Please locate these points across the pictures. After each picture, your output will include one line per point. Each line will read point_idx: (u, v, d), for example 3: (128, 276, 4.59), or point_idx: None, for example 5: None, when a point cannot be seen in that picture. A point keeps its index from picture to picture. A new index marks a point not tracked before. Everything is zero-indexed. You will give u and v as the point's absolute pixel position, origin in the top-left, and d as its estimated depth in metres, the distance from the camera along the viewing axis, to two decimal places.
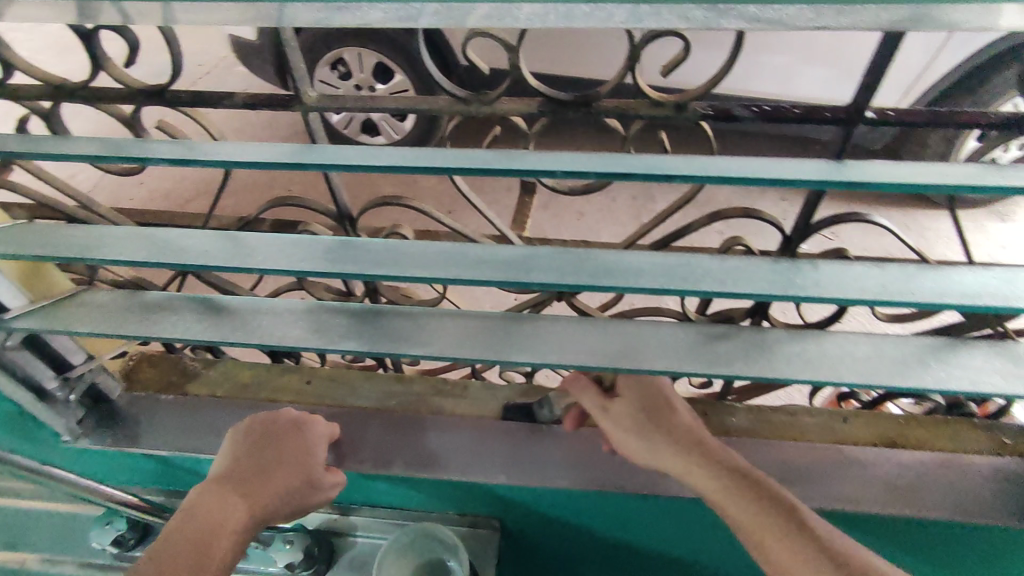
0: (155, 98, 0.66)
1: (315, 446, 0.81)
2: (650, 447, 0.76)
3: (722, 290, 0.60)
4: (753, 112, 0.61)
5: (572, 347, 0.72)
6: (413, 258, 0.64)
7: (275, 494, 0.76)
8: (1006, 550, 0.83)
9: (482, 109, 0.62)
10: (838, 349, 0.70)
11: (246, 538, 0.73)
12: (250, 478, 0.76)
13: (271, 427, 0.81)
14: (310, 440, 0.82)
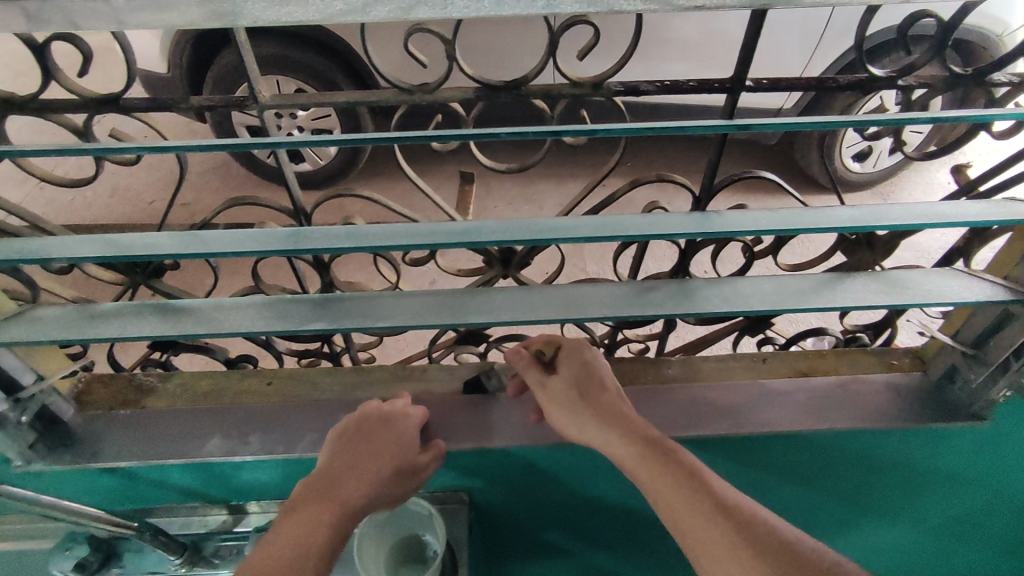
0: (109, 105, 0.68)
1: (404, 439, 0.82)
2: (583, 422, 0.79)
3: (640, 235, 0.72)
4: (659, 85, 0.71)
5: (521, 308, 0.81)
6: (372, 234, 0.73)
7: (368, 485, 0.75)
8: (904, 452, 0.97)
9: (424, 97, 0.70)
10: (749, 287, 0.82)
11: (349, 530, 0.71)
12: (344, 472, 0.76)
13: (362, 424, 0.82)
14: (400, 433, 0.82)
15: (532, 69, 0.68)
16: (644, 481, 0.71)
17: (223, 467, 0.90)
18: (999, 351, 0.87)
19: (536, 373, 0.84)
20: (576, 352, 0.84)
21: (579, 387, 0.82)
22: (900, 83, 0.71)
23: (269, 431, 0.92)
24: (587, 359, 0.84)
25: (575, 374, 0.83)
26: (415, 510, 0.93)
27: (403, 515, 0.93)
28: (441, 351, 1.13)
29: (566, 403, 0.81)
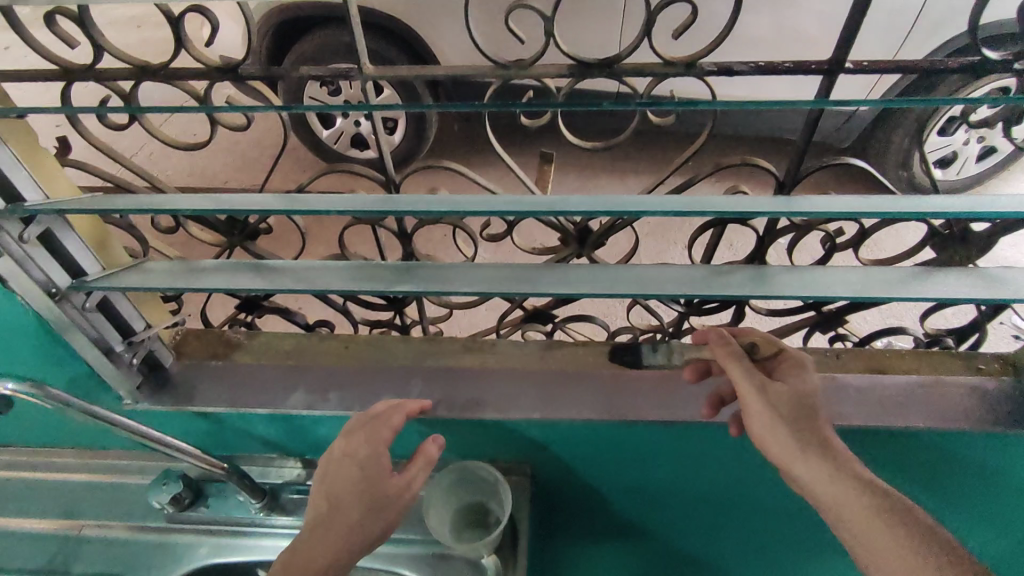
0: (230, 74, 0.75)
1: (381, 421, 0.82)
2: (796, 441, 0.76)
3: (725, 212, 0.72)
4: (754, 67, 0.71)
5: (598, 282, 0.82)
6: (461, 201, 0.75)
7: (350, 474, 0.78)
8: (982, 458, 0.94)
9: (520, 73, 0.72)
10: (832, 276, 0.81)
11: (343, 519, 0.77)
12: (332, 465, 0.80)
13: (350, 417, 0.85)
14: (378, 415, 0.83)
15: (627, 47, 0.69)
16: (851, 529, 0.70)
17: (304, 420, 0.96)
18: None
19: (743, 365, 0.81)
20: (798, 373, 0.82)
21: (799, 401, 0.79)
22: (1013, 67, 0.68)
23: (348, 390, 0.97)
24: (801, 382, 0.81)
25: (796, 388, 0.80)
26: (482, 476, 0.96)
27: (471, 478, 0.98)
28: (508, 329, 1.16)
29: (782, 413, 0.78)
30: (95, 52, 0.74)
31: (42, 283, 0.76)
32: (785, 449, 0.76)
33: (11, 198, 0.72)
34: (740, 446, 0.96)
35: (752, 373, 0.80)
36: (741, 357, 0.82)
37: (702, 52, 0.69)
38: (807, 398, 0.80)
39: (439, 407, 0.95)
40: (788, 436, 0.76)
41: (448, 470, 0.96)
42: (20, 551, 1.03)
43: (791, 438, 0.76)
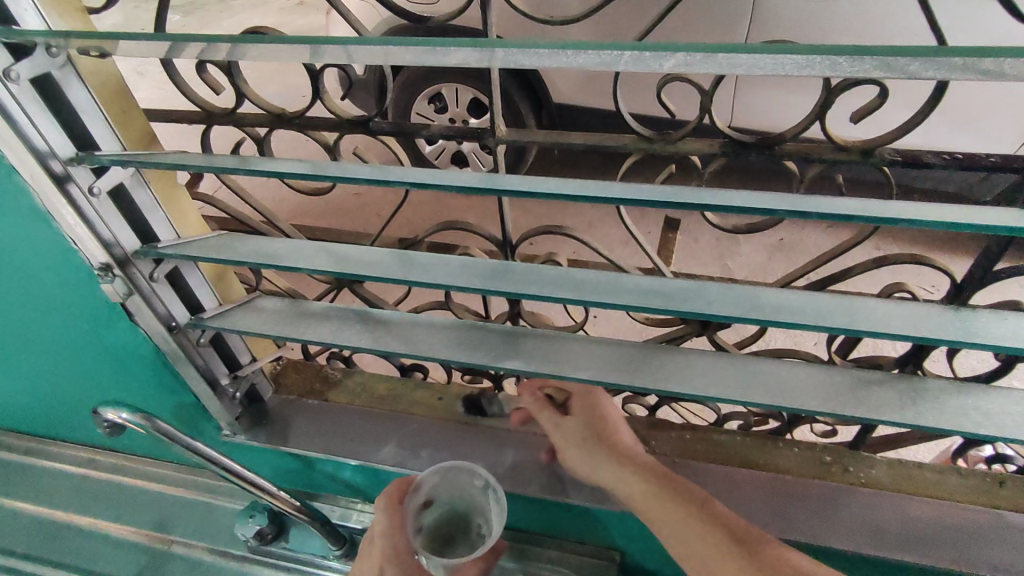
0: (360, 127, 0.74)
1: (386, 516, 0.77)
2: (597, 460, 0.81)
3: (897, 334, 0.61)
4: (943, 158, 0.61)
5: (726, 381, 0.74)
6: (584, 283, 0.70)
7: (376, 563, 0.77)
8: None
9: (665, 149, 0.66)
10: (1017, 406, 0.68)
11: None
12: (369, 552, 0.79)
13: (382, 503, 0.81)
14: (388, 506, 0.78)
15: (795, 127, 0.61)
16: None
17: (391, 475, 0.93)
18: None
19: (548, 414, 0.85)
20: (586, 397, 0.85)
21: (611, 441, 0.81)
22: None
23: (438, 449, 0.93)
24: (599, 407, 0.85)
25: (589, 418, 0.84)
26: (472, 482, 0.84)
27: (459, 481, 0.84)
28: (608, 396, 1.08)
29: (577, 444, 0.83)
30: (236, 99, 0.75)
31: (164, 319, 0.78)
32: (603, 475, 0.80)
33: (146, 238, 0.74)
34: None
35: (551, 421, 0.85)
36: (543, 410, 0.86)
37: (886, 139, 0.60)
38: (610, 424, 0.83)
39: (530, 483, 0.88)
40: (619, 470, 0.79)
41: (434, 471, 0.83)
42: (113, 558, 1.07)
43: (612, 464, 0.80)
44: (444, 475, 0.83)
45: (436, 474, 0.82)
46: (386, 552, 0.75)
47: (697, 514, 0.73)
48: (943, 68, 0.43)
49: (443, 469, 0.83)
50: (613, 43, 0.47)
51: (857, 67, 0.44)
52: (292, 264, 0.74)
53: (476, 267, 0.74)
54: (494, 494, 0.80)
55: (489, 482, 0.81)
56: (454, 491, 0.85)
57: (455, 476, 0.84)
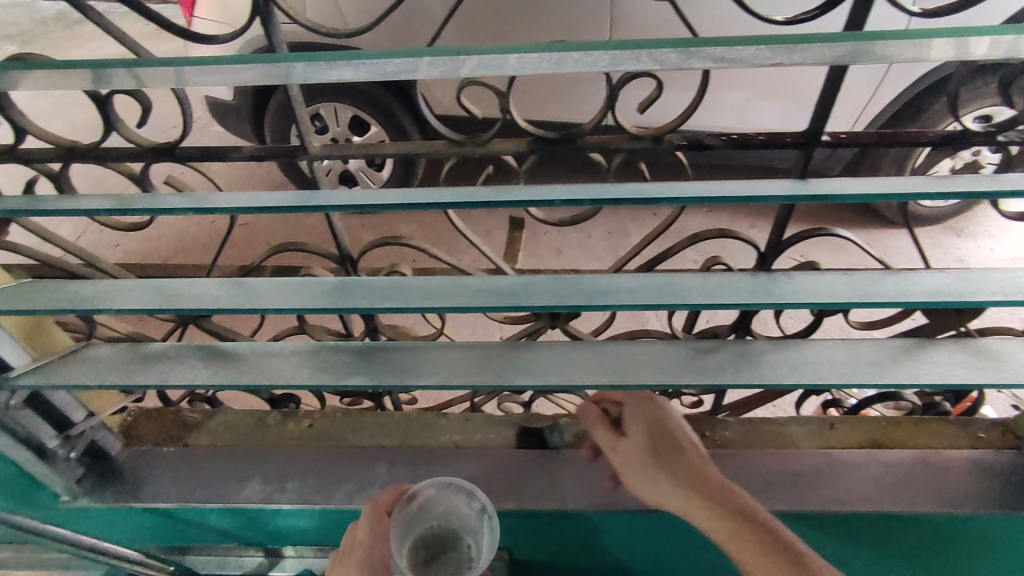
0: (164, 154, 0.69)
1: (370, 523, 0.74)
2: (662, 482, 0.72)
3: (705, 303, 0.66)
4: (721, 139, 0.66)
5: (573, 366, 0.77)
6: (422, 290, 0.71)
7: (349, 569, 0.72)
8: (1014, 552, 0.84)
9: (477, 151, 0.68)
10: (820, 354, 0.76)
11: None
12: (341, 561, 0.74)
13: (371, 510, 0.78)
14: (371, 511, 0.75)
15: (590, 121, 0.64)
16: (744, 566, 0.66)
17: (259, 513, 0.89)
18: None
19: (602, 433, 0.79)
20: (644, 408, 0.79)
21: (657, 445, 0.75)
22: (998, 139, 0.66)
23: (306, 478, 0.90)
24: (660, 415, 0.78)
25: (649, 430, 0.76)
26: (468, 503, 0.81)
27: (454, 500, 0.81)
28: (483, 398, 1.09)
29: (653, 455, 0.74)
30: (18, 136, 0.69)
31: None
32: (662, 494, 0.72)
33: None
34: None
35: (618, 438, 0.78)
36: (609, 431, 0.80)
37: (668, 126, 0.64)
38: (677, 432, 0.76)
39: None
40: (673, 485, 0.71)
41: (430, 484, 0.80)
42: None
43: (666, 475, 0.72)
44: (439, 490, 0.81)
45: (432, 488, 0.80)
46: (363, 560, 0.71)
47: (749, 535, 0.67)
48: (686, 56, 0.51)
49: (439, 483, 0.81)
50: (406, 52, 0.52)
51: (619, 58, 0.51)
52: (106, 305, 0.69)
53: (313, 286, 0.73)
54: (490, 515, 0.77)
55: (485, 503, 0.78)
56: (446, 511, 0.82)
57: (452, 493, 0.81)
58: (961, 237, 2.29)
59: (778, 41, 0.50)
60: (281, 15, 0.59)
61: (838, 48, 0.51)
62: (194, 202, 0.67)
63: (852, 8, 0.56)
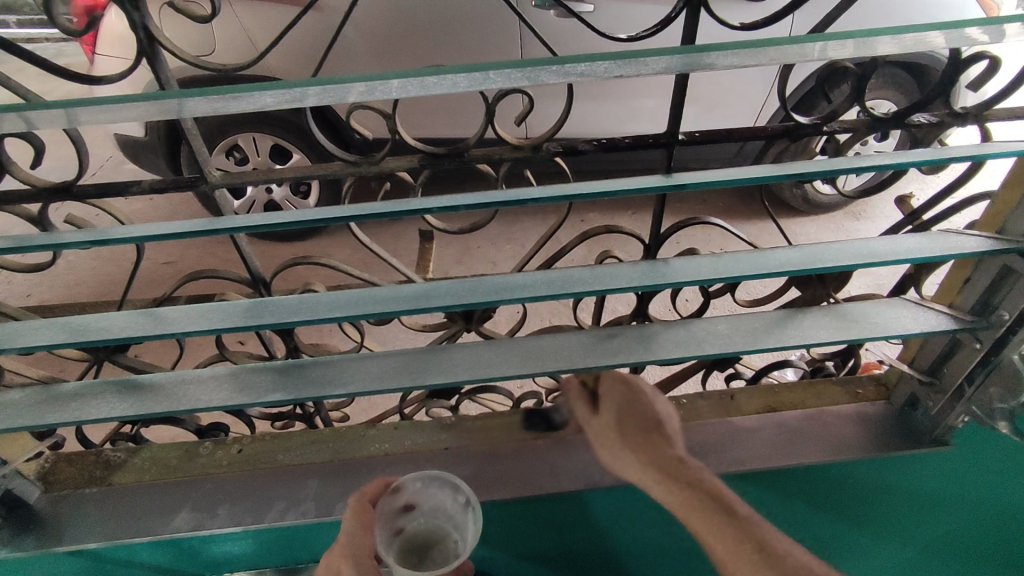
0: (63, 193, 0.70)
1: (360, 514, 0.77)
2: (623, 458, 0.79)
3: (590, 291, 0.73)
4: (593, 145, 0.73)
5: (484, 363, 0.82)
6: (330, 303, 0.75)
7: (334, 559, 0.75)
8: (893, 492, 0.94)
9: (371, 169, 0.73)
10: (705, 329, 0.85)
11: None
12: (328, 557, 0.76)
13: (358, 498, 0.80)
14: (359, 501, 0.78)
15: (472, 135, 0.71)
16: None
17: (190, 542, 0.89)
18: (1000, 312, 0.79)
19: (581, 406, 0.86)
20: (621, 389, 0.83)
21: (644, 423, 0.81)
22: (824, 128, 0.79)
23: (237, 501, 0.91)
24: (634, 399, 0.82)
25: (618, 413, 0.82)
26: (453, 497, 0.85)
27: (440, 495, 0.85)
28: (413, 407, 1.12)
29: (628, 433, 0.80)
30: None
31: None
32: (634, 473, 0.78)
33: None
34: (647, 501, 0.96)
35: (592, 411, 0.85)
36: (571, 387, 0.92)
37: (541, 137, 0.71)
38: (651, 412, 0.81)
39: (337, 506, 0.90)
40: (640, 465, 0.77)
41: (418, 478, 0.84)
42: None
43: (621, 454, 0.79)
44: (425, 484, 0.85)
45: (415, 482, 0.84)
46: (346, 547, 0.74)
47: (708, 516, 0.71)
48: (544, 73, 0.54)
49: (426, 476, 0.84)
50: (292, 83, 0.54)
51: (482, 79, 0.54)
52: (11, 346, 0.69)
53: (225, 308, 0.76)
54: (474, 508, 0.81)
55: (468, 497, 0.83)
56: (432, 505, 0.86)
57: (438, 488, 0.86)
58: (859, 220, 2.49)
59: (618, 58, 0.54)
60: (168, 54, 0.62)
61: (672, 60, 0.55)
62: (97, 236, 0.68)
63: (684, 22, 0.65)
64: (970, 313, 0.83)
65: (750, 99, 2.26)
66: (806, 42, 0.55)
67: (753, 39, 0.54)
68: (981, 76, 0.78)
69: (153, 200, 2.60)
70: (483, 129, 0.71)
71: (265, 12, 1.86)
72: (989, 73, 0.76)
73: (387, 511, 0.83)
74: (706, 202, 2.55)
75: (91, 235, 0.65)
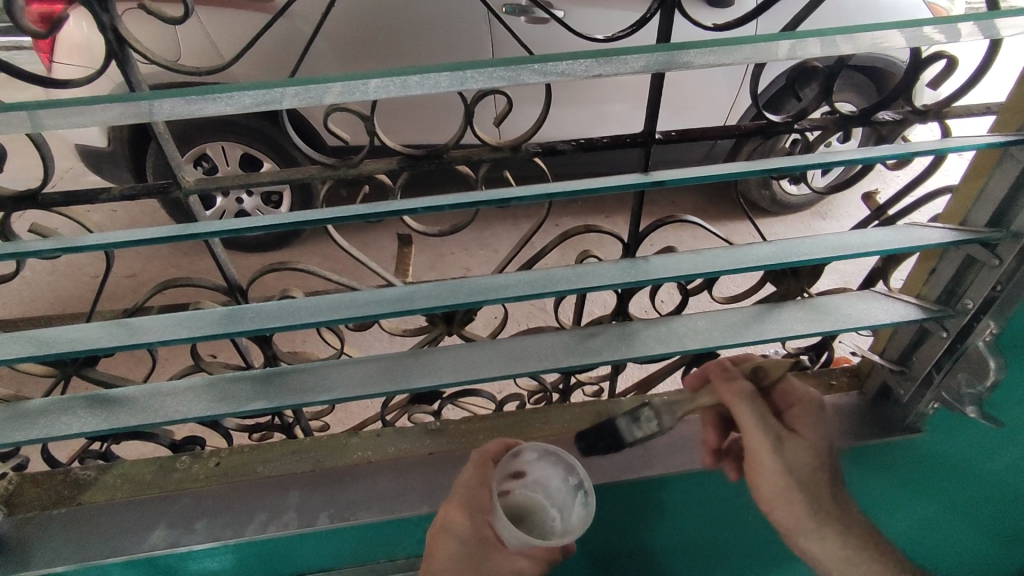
0: (27, 202, 0.68)
1: (478, 475, 0.83)
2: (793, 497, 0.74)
3: (571, 288, 0.74)
4: (572, 145, 0.74)
5: (466, 365, 0.82)
6: (309, 307, 0.74)
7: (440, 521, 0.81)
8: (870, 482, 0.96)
9: (349, 172, 0.73)
10: (685, 326, 0.86)
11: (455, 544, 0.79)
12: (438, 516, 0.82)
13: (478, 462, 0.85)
14: (478, 462, 0.84)
15: (451, 137, 0.71)
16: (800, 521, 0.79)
17: (166, 560, 0.86)
18: (965, 301, 0.82)
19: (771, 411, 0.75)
20: (815, 415, 0.79)
21: (814, 457, 0.76)
22: (795, 126, 0.81)
23: (215, 515, 0.89)
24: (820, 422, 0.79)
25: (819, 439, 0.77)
26: (565, 478, 0.82)
27: (554, 472, 0.84)
28: (394, 413, 1.11)
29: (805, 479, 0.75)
30: None
31: None
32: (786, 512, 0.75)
33: None
34: (633, 498, 0.97)
35: (769, 422, 0.74)
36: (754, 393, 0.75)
37: (520, 138, 0.72)
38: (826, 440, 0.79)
39: (320, 516, 0.88)
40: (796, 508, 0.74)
41: (539, 452, 0.83)
42: None
43: (805, 502, 0.74)
44: (541, 457, 0.84)
45: (535, 452, 0.84)
46: (461, 501, 0.81)
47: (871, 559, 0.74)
48: (525, 72, 0.54)
49: (545, 451, 0.83)
50: (270, 82, 0.53)
51: (462, 78, 0.55)
52: None
53: (201, 316, 0.74)
54: (586, 492, 0.79)
55: (582, 480, 0.80)
56: (541, 479, 0.85)
57: (553, 465, 0.83)
58: (825, 220, 2.57)
59: (597, 57, 0.54)
60: (137, 58, 0.61)
61: (651, 57, 0.55)
62: (64, 244, 0.66)
63: (660, 22, 0.66)
64: (936, 303, 0.85)
65: (718, 102, 2.31)
66: (781, 39, 0.56)
67: (727, 37, 0.55)
68: (938, 75, 0.81)
69: (116, 211, 2.53)
70: (462, 129, 0.71)
71: (232, 18, 1.83)
72: (947, 72, 0.79)
73: (501, 475, 0.85)
74: (678, 203, 2.60)
75: (59, 243, 0.63)
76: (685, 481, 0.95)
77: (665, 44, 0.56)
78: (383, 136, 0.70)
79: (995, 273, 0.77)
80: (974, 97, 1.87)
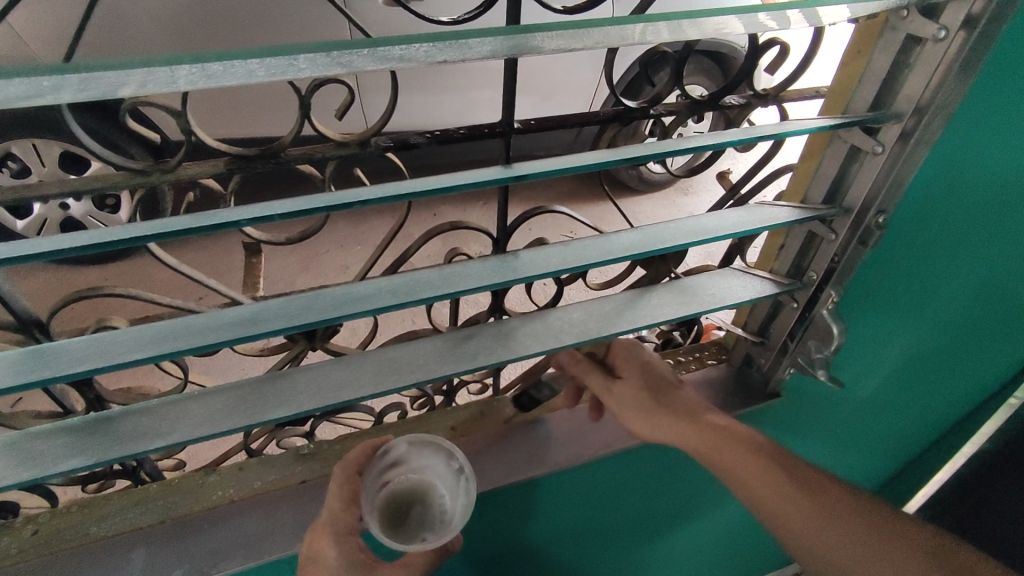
0: None
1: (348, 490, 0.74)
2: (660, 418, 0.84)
3: (436, 295, 0.68)
4: (427, 138, 0.68)
5: (332, 386, 0.74)
6: (130, 340, 0.62)
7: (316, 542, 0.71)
8: None
9: (164, 178, 0.61)
10: (561, 319, 0.84)
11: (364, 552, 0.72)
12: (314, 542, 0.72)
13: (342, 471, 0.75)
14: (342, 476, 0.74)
15: (287, 134, 0.62)
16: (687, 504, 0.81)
17: None
18: (810, 274, 0.88)
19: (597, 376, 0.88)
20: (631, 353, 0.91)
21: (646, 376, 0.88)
22: (650, 112, 0.81)
23: None
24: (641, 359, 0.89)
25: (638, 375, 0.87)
26: (446, 463, 0.80)
27: (432, 461, 0.81)
28: (261, 440, 1.00)
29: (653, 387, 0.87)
30: None
31: None
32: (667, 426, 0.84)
33: None
34: (522, 498, 0.95)
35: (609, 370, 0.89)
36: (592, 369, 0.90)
37: (367, 133, 0.65)
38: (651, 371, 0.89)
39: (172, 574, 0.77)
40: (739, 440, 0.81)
41: (409, 440, 0.79)
42: None
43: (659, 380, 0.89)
44: (414, 449, 0.80)
45: (406, 444, 0.80)
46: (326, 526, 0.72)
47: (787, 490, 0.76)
48: (356, 57, 0.47)
49: (415, 441, 0.80)
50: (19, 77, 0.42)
51: (283, 66, 0.46)
52: None
53: None
54: (467, 477, 0.77)
55: (462, 464, 0.78)
56: (419, 466, 0.81)
57: (429, 455, 0.81)
58: (686, 198, 2.70)
59: (438, 38, 0.49)
60: None
61: (496, 41, 0.51)
62: None
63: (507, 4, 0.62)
64: (787, 276, 0.91)
65: (581, 87, 2.37)
66: (629, 23, 0.54)
67: (571, 19, 0.52)
68: (774, 61, 0.84)
69: None
70: (297, 124, 0.62)
71: None
72: (781, 57, 0.83)
73: (380, 470, 0.80)
74: (552, 190, 2.64)
75: None
76: (572, 473, 0.95)
77: (510, 27, 0.51)
78: (203, 134, 0.60)
79: (832, 246, 0.83)
80: (802, 81, 2.06)
